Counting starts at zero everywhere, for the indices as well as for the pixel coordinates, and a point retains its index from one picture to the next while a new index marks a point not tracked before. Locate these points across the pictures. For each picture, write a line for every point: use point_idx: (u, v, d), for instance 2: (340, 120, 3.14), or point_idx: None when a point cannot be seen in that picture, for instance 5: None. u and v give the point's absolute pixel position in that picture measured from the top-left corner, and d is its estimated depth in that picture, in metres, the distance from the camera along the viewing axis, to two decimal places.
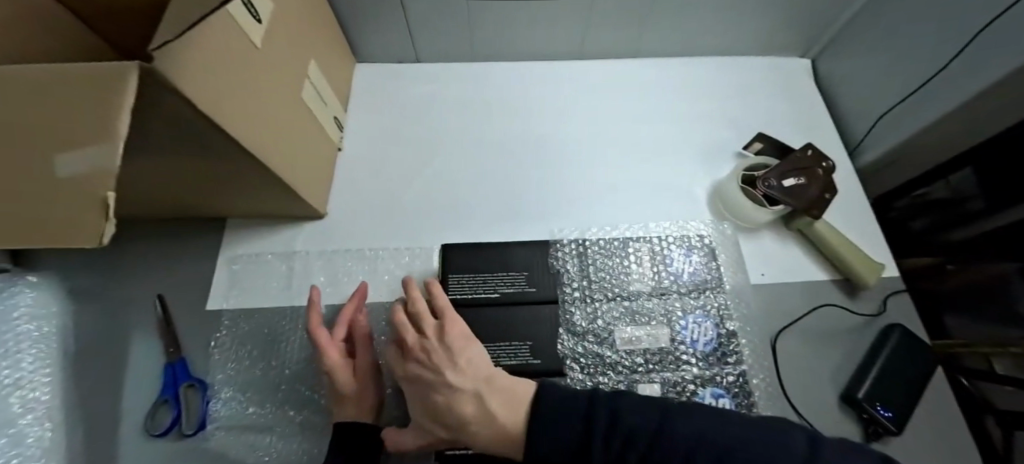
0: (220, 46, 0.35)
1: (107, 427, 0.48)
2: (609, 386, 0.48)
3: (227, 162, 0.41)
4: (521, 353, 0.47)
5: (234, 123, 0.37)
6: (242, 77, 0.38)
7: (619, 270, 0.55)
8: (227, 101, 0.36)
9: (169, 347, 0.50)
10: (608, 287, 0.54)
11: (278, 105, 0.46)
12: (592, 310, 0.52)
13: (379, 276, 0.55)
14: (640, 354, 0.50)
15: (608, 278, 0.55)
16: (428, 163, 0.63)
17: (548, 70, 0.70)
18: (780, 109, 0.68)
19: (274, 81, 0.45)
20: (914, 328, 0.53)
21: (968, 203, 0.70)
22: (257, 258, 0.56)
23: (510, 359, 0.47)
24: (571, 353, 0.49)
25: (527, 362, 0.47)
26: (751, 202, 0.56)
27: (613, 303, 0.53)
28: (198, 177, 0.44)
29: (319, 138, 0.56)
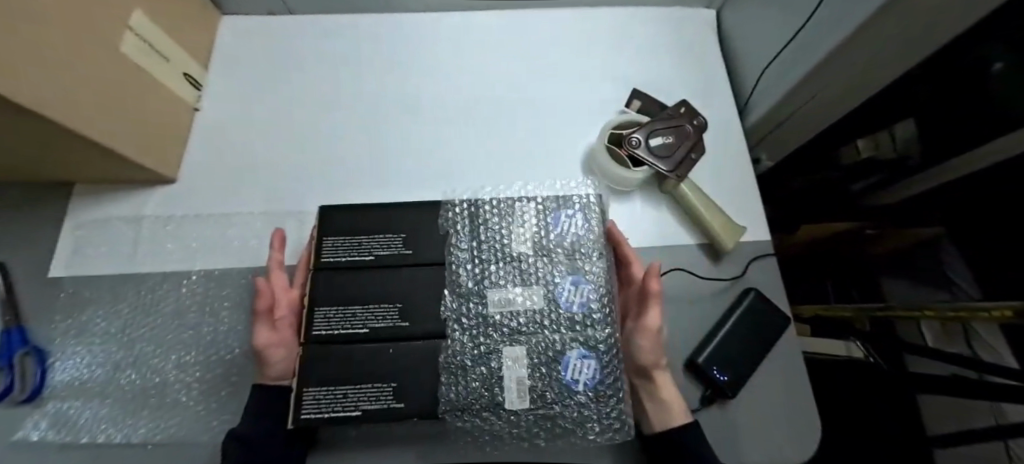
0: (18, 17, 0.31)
1: None
2: (488, 347, 0.42)
3: (31, 128, 0.38)
4: (390, 316, 0.42)
5: (43, 100, 0.34)
6: (50, 47, 0.35)
7: (504, 224, 0.47)
8: (32, 76, 0.33)
9: (6, 316, 0.49)
10: (501, 245, 0.46)
11: (95, 70, 0.41)
12: (475, 268, 0.45)
13: (225, 243, 0.52)
14: (522, 318, 0.43)
15: (501, 234, 0.47)
16: (288, 121, 0.58)
17: (432, 24, 0.65)
18: (676, 64, 0.63)
19: (91, 44, 0.41)
20: (774, 291, 0.52)
21: (905, 163, 0.67)
22: (102, 224, 0.53)
23: (378, 323, 0.42)
24: (450, 314, 0.43)
25: (394, 326, 0.42)
26: (617, 165, 0.53)
27: (501, 264, 0.45)
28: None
29: (157, 98, 0.52)
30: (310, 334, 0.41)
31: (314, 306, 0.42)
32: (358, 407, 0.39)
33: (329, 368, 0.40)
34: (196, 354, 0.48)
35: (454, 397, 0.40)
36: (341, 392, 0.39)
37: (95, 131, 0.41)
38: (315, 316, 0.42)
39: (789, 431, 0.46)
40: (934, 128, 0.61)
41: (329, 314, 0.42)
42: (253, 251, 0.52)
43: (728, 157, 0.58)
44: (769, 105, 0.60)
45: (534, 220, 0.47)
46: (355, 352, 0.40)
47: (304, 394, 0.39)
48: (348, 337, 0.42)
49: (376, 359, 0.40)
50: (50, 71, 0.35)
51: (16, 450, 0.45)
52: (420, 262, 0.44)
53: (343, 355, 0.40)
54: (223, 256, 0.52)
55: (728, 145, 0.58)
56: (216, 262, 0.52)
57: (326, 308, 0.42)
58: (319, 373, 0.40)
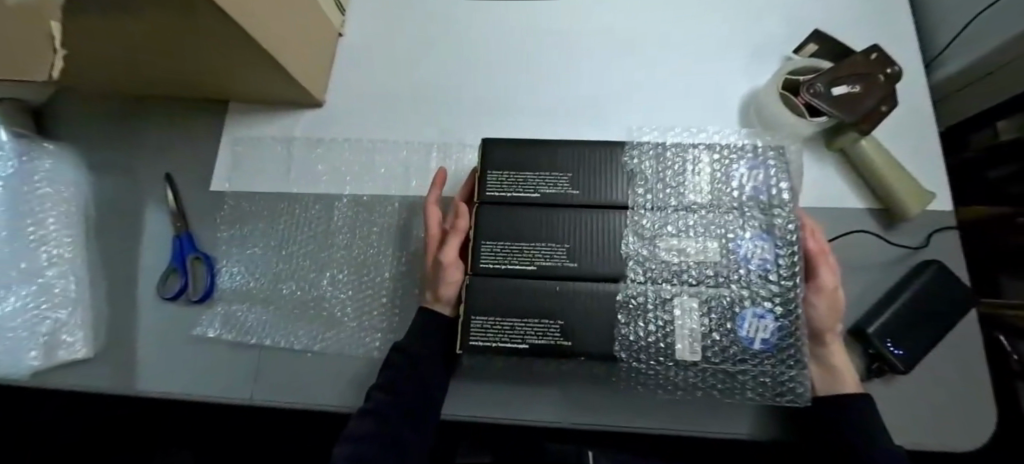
0: None
1: (125, 287, 0.52)
2: (669, 294, 0.41)
3: (218, 35, 0.38)
4: (557, 255, 0.41)
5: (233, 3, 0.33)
6: None
7: (686, 173, 0.46)
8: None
9: (179, 222, 0.52)
10: (682, 192, 0.45)
11: None
12: (652, 214, 0.43)
13: (373, 170, 0.53)
14: (705, 267, 0.41)
15: (682, 182, 0.45)
16: (428, 50, 0.56)
17: None
18: (854, 7, 0.56)
19: None
20: (956, 267, 0.47)
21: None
22: (259, 143, 0.55)
23: (545, 260, 0.41)
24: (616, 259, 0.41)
25: (563, 265, 0.41)
26: (795, 114, 0.48)
27: (683, 212, 0.44)
28: (170, 42, 0.40)
29: (317, 20, 0.51)
30: (478, 267, 0.42)
31: (480, 239, 0.43)
32: (525, 340, 0.39)
33: (499, 298, 0.40)
34: (349, 273, 0.50)
35: (632, 338, 0.39)
36: (509, 324, 0.40)
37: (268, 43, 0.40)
38: (481, 250, 0.42)
39: (960, 417, 0.43)
40: None
41: (495, 248, 0.42)
42: (400, 180, 0.52)
43: (914, 116, 0.51)
44: (966, 59, 0.52)
45: (709, 173, 0.45)
46: (517, 286, 0.41)
47: (470, 322, 0.40)
48: (511, 272, 0.41)
49: (542, 297, 0.40)
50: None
51: (194, 342, 0.50)
52: (585, 202, 0.43)
53: (513, 286, 0.41)
54: (373, 182, 0.53)
55: (915, 102, 0.52)
56: (366, 187, 0.52)
57: (491, 242, 0.42)
58: (485, 305, 0.40)
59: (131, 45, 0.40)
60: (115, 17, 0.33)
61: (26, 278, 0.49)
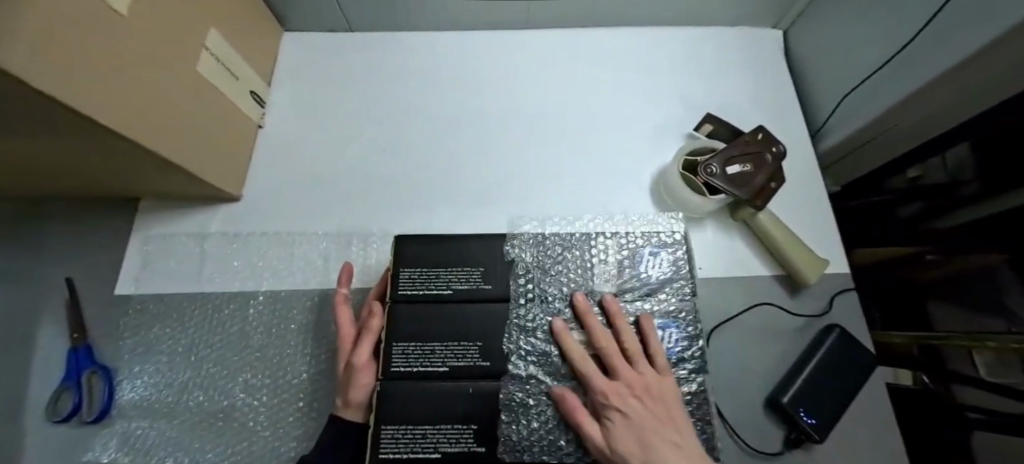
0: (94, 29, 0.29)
1: (10, 412, 0.47)
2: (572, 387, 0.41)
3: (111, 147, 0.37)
4: (469, 354, 0.41)
5: (113, 114, 0.32)
6: (124, 57, 0.33)
7: (595, 259, 0.45)
8: (112, 96, 0.32)
9: (76, 333, 0.49)
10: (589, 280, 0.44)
11: (168, 86, 0.40)
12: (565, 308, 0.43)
13: (291, 264, 0.52)
14: None
15: (591, 268, 0.45)
16: (351, 140, 0.57)
17: (494, 42, 0.64)
18: (745, 87, 0.62)
19: (167, 61, 0.39)
20: (857, 329, 0.49)
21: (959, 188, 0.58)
22: (170, 240, 0.53)
23: (457, 361, 0.41)
24: (526, 365, 0.41)
25: (475, 365, 0.41)
26: (697, 194, 0.51)
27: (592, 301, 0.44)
28: (57, 156, 0.38)
29: (230, 119, 0.52)
30: (389, 370, 0.40)
31: (392, 342, 0.42)
32: (437, 449, 0.37)
33: (411, 405, 0.39)
34: (264, 377, 0.48)
35: (514, 439, 0.38)
36: (421, 432, 0.38)
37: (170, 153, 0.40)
38: (391, 355, 0.41)
39: None
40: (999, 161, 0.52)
41: (407, 349, 0.41)
42: (320, 272, 0.51)
43: (805, 184, 0.56)
44: (842, 130, 0.58)
45: (617, 259, 0.45)
46: (429, 390, 0.40)
47: (380, 432, 0.38)
48: (425, 375, 0.40)
49: (456, 401, 0.39)
50: (129, 90, 0.34)
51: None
52: (496, 297, 0.43)
53: (426, 389, 0.39)
54: (291, 277, 0.51)
55: (806, 172, 0.56)
56: (283, 283, 0.51)
57: (404, 344, 0.41)
58: (395, 414, 0.39)
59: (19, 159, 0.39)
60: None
61: None
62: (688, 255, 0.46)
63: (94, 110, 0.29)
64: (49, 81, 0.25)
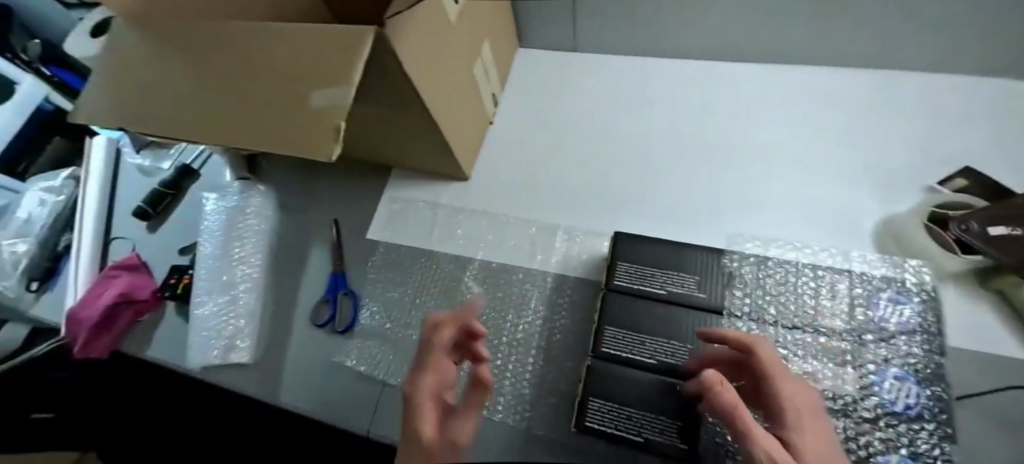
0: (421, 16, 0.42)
1: (285, 310, 0.62)
2: None
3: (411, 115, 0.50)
4: (678, 354, 0.43)
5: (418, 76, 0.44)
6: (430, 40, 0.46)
7: (824, 293, 0.44)
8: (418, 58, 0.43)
9: (338, 261, 0.63)
10: (817, 312, 0.43)
11: (451, 77, 0.52)
12: (787, 334, 0.42)
13: (504, 240, 0.60)
14: (841, 397, 0.39)
15: (819, 300, 0.44)
16: (565, 145, 0.65)
17: (707, 74, 0.68)
18: (1004, 145, 0.55)
19: (455, 59, 0.53)
20: None
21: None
22: (411, 203, 0.65)
23: (666, 358, 0.43)
24: (738, 377, 0.41)
25: (684, 366, 0.42)
26: (944, 252, 0.47)
27: (817, 333, 0.42)
28: (380, 124, 0.54)
29: (478, 114, 0.63)
30: (601, 350, 0.45)
31: (604, 325, 0.46)
32: (642, 433, 0.40)
33: (619, 386, 0.42)
34: None
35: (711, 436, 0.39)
36: (627, 413, 0.41)
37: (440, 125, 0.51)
38: (604, 335, 0.45)
39: None
40: None
41: (618, 335, 0.45)
42: (525, 253, 0.59)
43: None
44: None
45: (850, 297, 0.43)
46: (637, 377, 0.42)
47: (588, 402, 0.42)
48: (632, 363, 0.43)
49: (663, 394, 0.41)
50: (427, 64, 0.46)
51: (330, 369, 0.57)
52: (712, 307, 0.44)
53: (635, 376, 0.42)
54: (502, 251, 0.59)
55: None
56: (495, 255, 0.59)
57: (614, 329, 0.45)
58: (604, 389, 0.42)
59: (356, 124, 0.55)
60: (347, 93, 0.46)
61: (222, 288, 0.59)
62: (938, 310, 0.42)
63: (404, 53, 0.40)
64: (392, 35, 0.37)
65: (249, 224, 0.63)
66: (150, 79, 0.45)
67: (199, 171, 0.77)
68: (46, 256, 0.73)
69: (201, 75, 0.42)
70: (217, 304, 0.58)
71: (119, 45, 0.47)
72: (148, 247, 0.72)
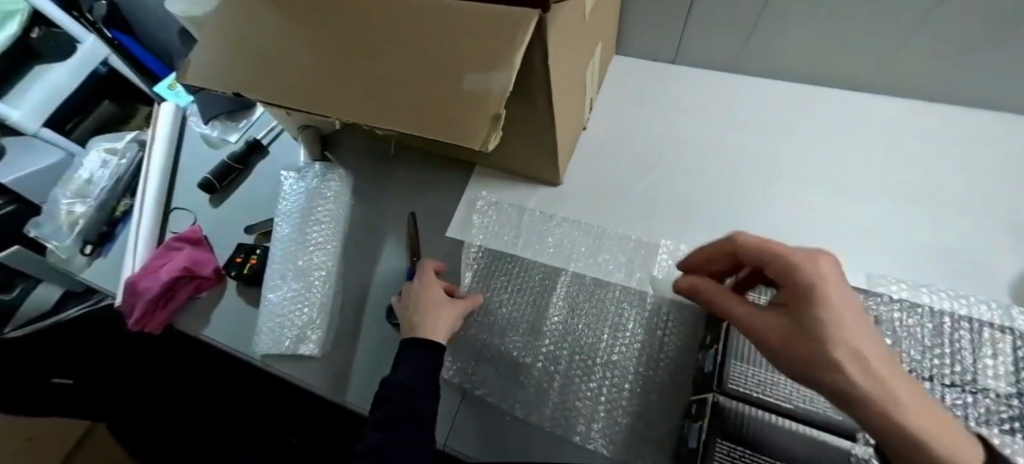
0: (568, 17, 0.39)
1: (357, 304, 0.59)
2: None
3: (528, 113, 0.47)
4: (816, 401, 0.39)
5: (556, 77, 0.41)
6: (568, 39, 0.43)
7: (979, 349, 0.40)
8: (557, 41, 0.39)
9: (415, 257, 0.59)
10: (976, 370, 0.39)
11: (569, 78, 0.49)
12: (947, 391, 0.38)
13: (598, 255, 0.57)
14: None
15: (975, 356, 0.40)
16: (664, 161, 0.62)
17: (816, 100, 0.64)
18: None
19: (574, 60, 0.50)
20: None
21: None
22: (495, 204, 0.62)
23: (801, 403, 0.39)
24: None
25: (824, 415, 0.38)
26: None
27: (981, 396, 0.37)
28: None
29: (577, 119, 0.60)
30: (725, 386, 0.41)
31: (727, 359, 0.42)
32: None
33: (748, 431, 0.39)
34: (560, 347, 0.52)
35: None
36: (759, 461, 0.38)
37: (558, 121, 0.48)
38: (729, 369, 0.42)
39: None
40: None
41: (744, 372, 0.41)
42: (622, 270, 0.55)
43: None
44: None
45: (1016, 358, 0.39)
46: (768, 422, 0.39)
47: (714, 445, 0.39)
48: (761, 404, 0.40)
49: (801, 444, 0.37)
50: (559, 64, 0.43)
51: None
52: None
53: (766, 420, 0.39)
54: (597, 265, 0.56)
55: None
56: (589, 269, 0.56)
57: (739, 365, 0.42)
58: (731, 431, 0.39)
59: None
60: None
61: (298, 275, 0.56)
62: None
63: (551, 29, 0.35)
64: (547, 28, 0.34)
65: (325, 207, 0.60)
66: (267, 43, 0.42)
67: (267, 147, 0.74)
68: (103, 220, 0.69)
69: (334, 50, 0.40)
70: (292, 290, 0.55)
71: (224, 9, 0.44)
72: (209, 222, 0.69)
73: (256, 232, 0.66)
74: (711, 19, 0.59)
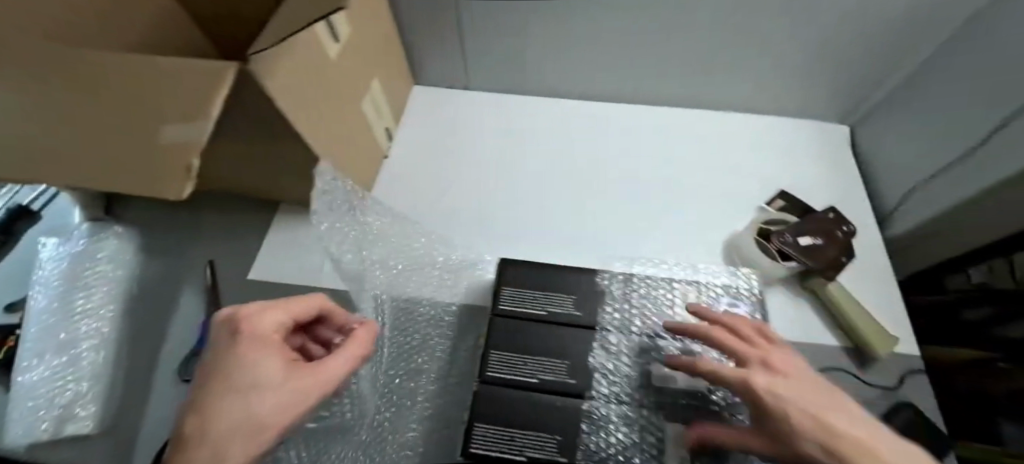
0: (297, 60, 0.43)
1: (147, 365, 0.55)
2: (644, 415, 0.45)
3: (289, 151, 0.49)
4: (558, 370, 0.45)
5: (302, 115, 0.44)
6: (310, 71, 0.45)
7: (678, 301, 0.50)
8: (283, 79, 0.41)
9: (212, 306, 0.58)
10: (673, 317, 0.49)
11: (337, 109, 0.52)
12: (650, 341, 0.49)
13: (393, 274, 0.59)
14: (683, 393, 0.45)
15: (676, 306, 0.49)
16: (460, 176, 0.68)
17: (583, 108, 0.75)
18: (810, 168, 0.69)
19: (342, 93, 0.53)
20: (932, 413, 0.50)
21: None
22: (295, 240, 0.63)
23: (548, 375, 0.44)
24: (611, 385, 0.45)
25: (563, 381, 0.44)
26: (769, 258, 0.56)
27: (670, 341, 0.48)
28: (261, 161, 0.52)
29: (371, 146, 0.64)
30: (486, 374, 0.44)
31: (490, 349, 0.46)
32: (524, 453, 0.39)
33: (501, 409, 0.42)
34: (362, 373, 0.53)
35: (594, 450, 0.41)
36: (510, 435, 0.40)
37: (327, 153, 0.50)
38: (489, 358, 0.45)
39: None
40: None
41: (503, 358, 0.45)
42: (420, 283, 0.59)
43: (870, 268, 0.60)
44: (911, 218, 0.63)
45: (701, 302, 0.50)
46: (522, 398, 0.42)
47: (472, 430, 0.40)
48: (516, 383, 0.44)
49: (545, 410, 0.42)
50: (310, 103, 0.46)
51: None
52: (587, 322, 0.48)
53: (518, 397, 0.42)
54: (392, 284, 0.58)
55: (866, 252, 0.61)
56: (384, 289, 0.57)
57: (499, 353, 0.46)
58: (489, 414, 0.41)
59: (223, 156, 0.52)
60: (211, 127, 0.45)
61: (59, 349, 0.50)
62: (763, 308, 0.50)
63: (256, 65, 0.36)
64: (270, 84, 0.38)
65: (105, 271, 0.57)
66: None
67: (38, 211, 0.66)
68: None
69: (28, 99, 0.37)
70: (53, 368, 0.49)
71: None
72: None
73: (16, 309, 0.57)
74: (482, 44, 0.68)
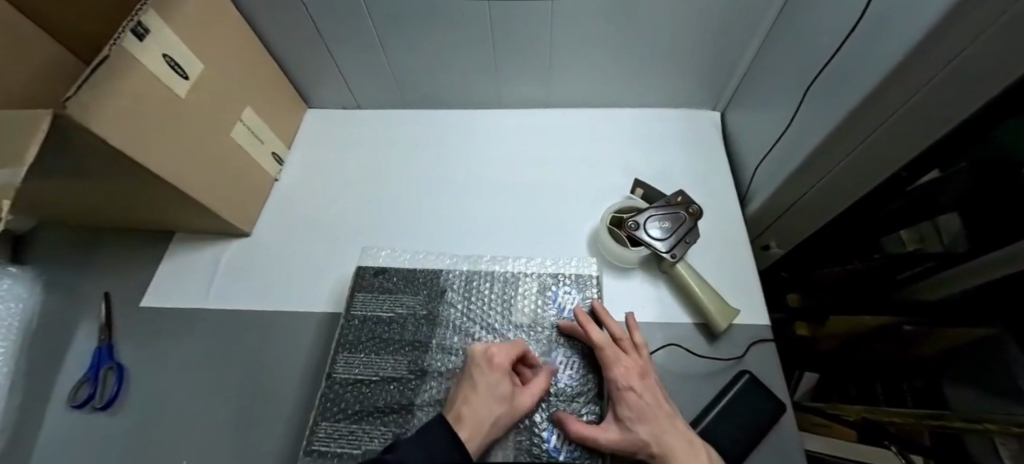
0: (139, 102, 0.47)
1: (40, 399, 0.58)
2: None
3: (152, 185, 0.53)
4: (400, 368, 0.48)
5: (147, 154, 0.48)
6: (159, 113, 0.50)
7: (521, 293, 0.52)
8: (141, 136, 0.48)
9: (102, 336, 0.60)
10: (512, 310, 0.51)
11: (200, 142, 0.57)
12: (491, 331, 0.49)
13: (277, 292, 0.64)
14: None
15: (517, 298, 0.52)
16: (348, 191, 0.73)
17: (465, 119, 0.80)
18: (678, 156, 0.73)
19: (202, 128, 0.57)
20: (773, 375, 0.52)
21: (954, 252, 0.61)
22: (187, 266, 0.67)
23: (388, 373, 0.47)
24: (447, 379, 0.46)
25: (403, 378, 0.47)
26: (617, 244, 0.59)
27: (512, 330, 0.49)
28: (134, 195, 0.56)
29: (252, 171, 0.68)
30: (333, 376, 0.47)
31: (338, 353, 0.49)
32: (361, 447, 0.43)
33: (344, 408, 0.45)
34: (242, 386, 0.57)
35: None
36: (348, 430, 0.44)
37: (185, 185, 0.54)
38: (337, 362, 0.48)
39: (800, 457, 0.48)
40: (894, 222, 0.66)
41: (349, 361, 0.48)
42: (308, 296, 0.63)
43: (726, 245, 0.63)
44: (768, 192, 0.67)
45: (540, 292, 0.52)
46: (361, 400, 0.46)
47: (316, 428, 0.44)
48: (358, 384, 0.47)
49: (382, 408, 0.45)
50: (154, 141, 0.49)
51: (98, 448, 0.54)
52: (430, 322, 0.50)
53: (357, 398, 0.46)
54: (275, 301, 0.63)
55: (724, 230, 0.64)
56: (266, 305, 0.63)
57: (347, 356, 0.49)
58: (333, 413, 0.45)
59: (92, 194, 0.55)
60: (61, 169, 0.48)
61: None
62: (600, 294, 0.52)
63: (102, 129, 0.42)
64: (100, 130, 0.42)
65: (9, 314, 0.59)
66: None
67: None
68: None
69: None
70: None
71: None
72: None
73: None
74: (361, 68, 0.73)
